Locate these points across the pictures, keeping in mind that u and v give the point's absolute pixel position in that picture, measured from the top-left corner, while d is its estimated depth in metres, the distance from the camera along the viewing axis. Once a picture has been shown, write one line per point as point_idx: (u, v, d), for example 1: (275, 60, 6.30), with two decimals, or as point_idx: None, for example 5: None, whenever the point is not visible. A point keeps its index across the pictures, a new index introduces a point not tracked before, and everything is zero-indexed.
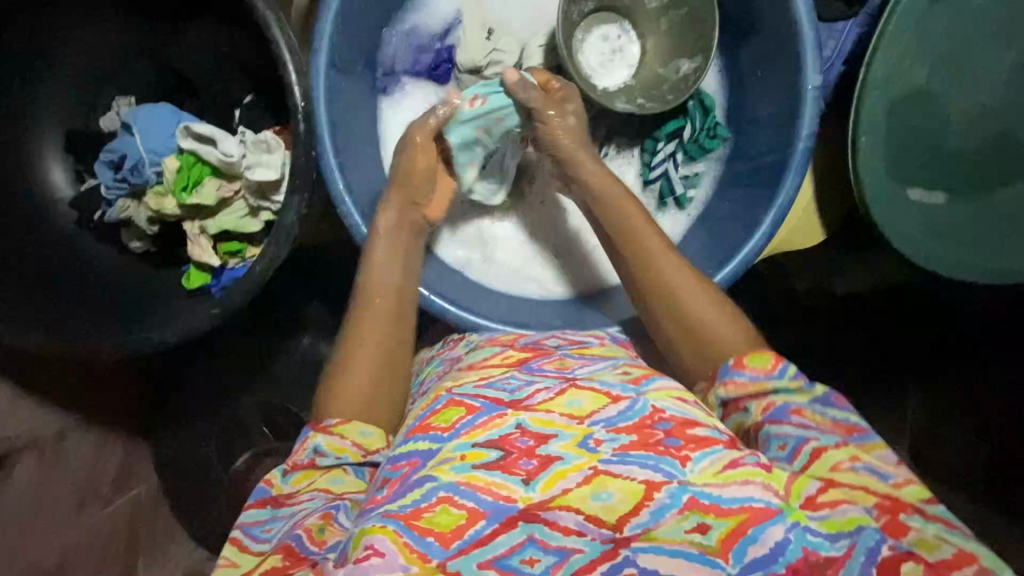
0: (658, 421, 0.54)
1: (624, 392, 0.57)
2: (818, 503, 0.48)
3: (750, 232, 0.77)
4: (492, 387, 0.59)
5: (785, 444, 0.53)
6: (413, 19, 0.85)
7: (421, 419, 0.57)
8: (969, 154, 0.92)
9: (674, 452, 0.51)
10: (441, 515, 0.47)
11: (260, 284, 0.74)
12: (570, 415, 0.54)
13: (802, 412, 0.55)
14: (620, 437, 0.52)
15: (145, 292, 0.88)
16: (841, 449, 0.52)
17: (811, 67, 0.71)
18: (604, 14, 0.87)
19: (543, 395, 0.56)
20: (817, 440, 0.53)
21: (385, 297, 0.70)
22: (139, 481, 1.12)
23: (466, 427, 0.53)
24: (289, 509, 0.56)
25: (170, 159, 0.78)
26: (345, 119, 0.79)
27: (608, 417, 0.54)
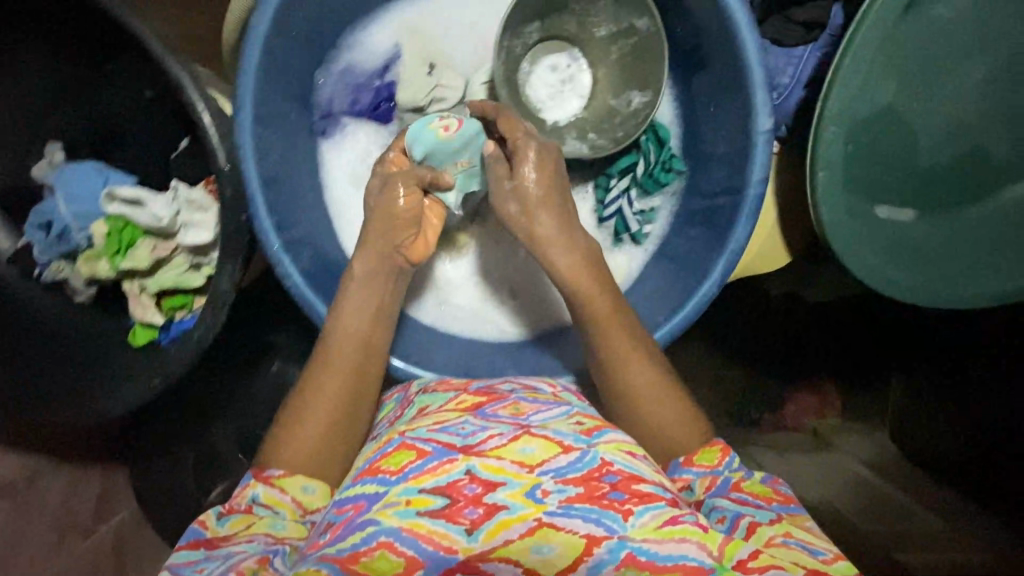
0: (606, 474, 0.53)
1: (575, 443, 0.55)
2: (748, 566, 0.51)
3: (703, 278, 0.75)
4: (445, 430, 0.57)
5: (724, 516, 0.57)
6: (348, 57, 0.80)
7: (371, 461, 0.56)
8: (939, 169, 0.90)
9: (618, 506, 0.51)
10: (380, 562, 0.48)
11: (203, 350, 0.72)
12: (520, 462, 0.53)
13: (740, 489, 0.60)
14: (568, 488, 0.52)
15: (94, 349, 0.86)
16: (774, 526, 0.55)
17: (762, 111, 0.69)
18: (550, 43, 0.83)
19: (496, 442, 0.55)
20: (752, 516, 0.56)
21: (351, 348, 0.67)
22: (122, 504, 1.11)
23: (415, 472, 0.52)
24: (222, 553, 0.55)
25: (98, 224, 0.75)
26: (280, 172, 0.75)
27: (558, 467, 0.53)
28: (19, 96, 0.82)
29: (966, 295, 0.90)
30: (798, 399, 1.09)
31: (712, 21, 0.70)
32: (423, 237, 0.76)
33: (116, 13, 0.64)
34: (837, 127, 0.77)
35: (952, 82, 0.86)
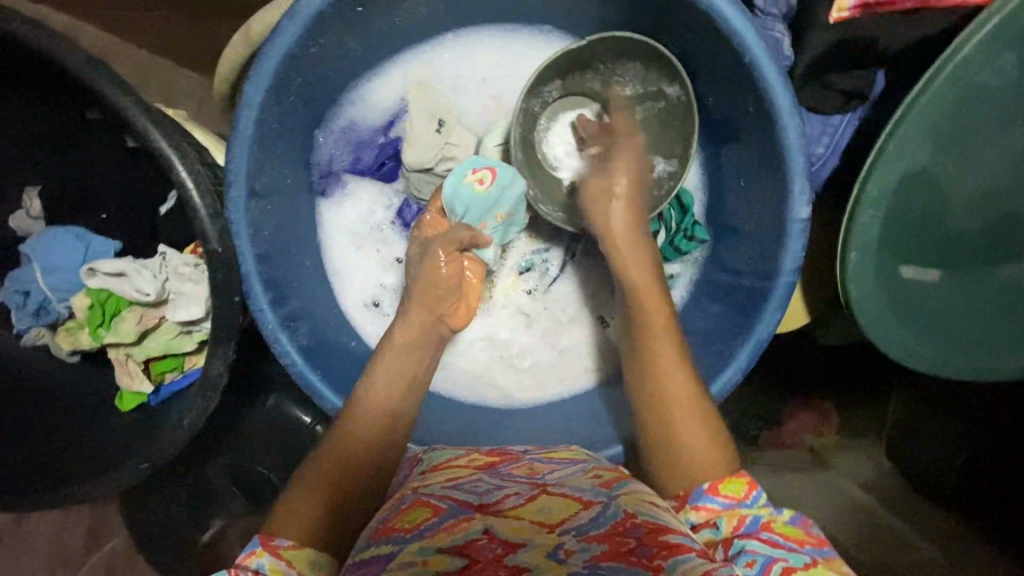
0: (630, 528, 0.54)
1: (594, 496, 0.58)
2: None
3: (725, 364, 0.70)
4: (460, 489, 0.59)
5: (754, 561, 0.52)
6: (350, 112, 0.74)
7: (385, 521, 0.56)
8: (971, 236, 0.85)
9: (646, 562, 0.50)
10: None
11: (191, 432, 0.68)
12: (540, 523, 0.54)
13: (772, 528, 0.54)
14: (592, 547, 0.51)
15: (77, 410, 0.81)
16: (810, 572, 0.50)
17: (799, 198, 0.63)
18: (569, 100, 0.76)
19: (513, 501, 0.57)
20: (785, 560, 0.52)
21: (377, 422, 0.64)
22: (113, 533, 1.11)
23: (432, 530, 0.53)
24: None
25: (79, 295, 0.70)
26: (276, 241, 0.69)
27: (580, 526, 0.54)
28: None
29: (990, 368, 0.87)
30: (797, 417, 1.06)
31: (749, 94, 0.64)
32: (464, 301, 0.76)
33: (91, 80, 0.57)
34: (873, 213, 0.72)
35: (999, 140, 0.79)
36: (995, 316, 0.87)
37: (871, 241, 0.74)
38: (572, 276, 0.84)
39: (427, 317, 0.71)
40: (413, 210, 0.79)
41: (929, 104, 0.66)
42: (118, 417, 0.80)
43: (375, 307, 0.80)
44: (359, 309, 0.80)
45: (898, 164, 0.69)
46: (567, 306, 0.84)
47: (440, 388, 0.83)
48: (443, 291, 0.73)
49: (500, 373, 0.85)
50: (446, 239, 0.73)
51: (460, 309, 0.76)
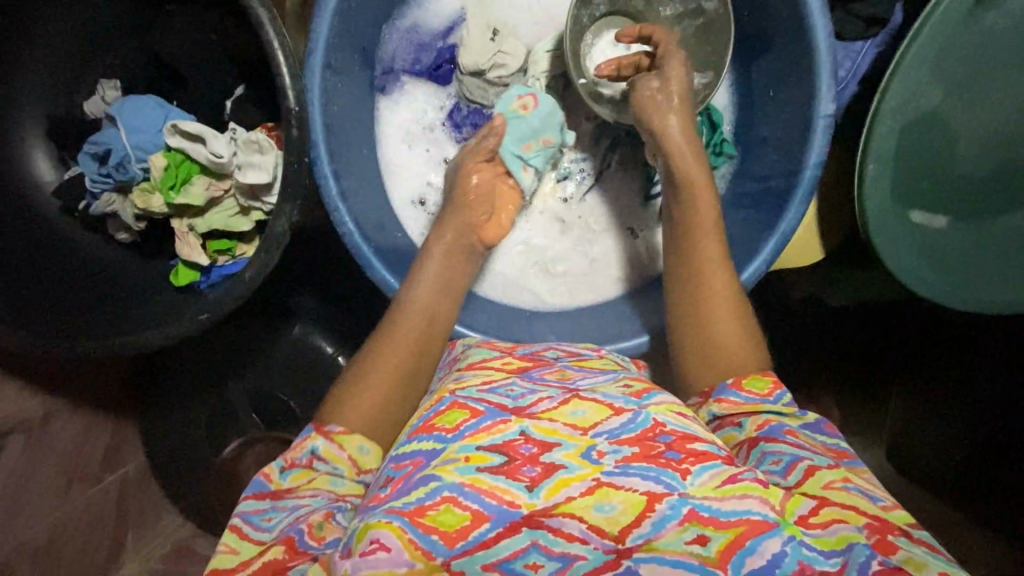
0: (659, 434, 0.55)
1: (626, 404, 0.59)
2: (810, 522, 0.51)
3: (751, 258, 0.75)
4: (494, 392, 0.61)
5: (780, 459, 0.57)
6: (414, 16, 0.81)
7: (425, 419, 0.59)
8: (976, 180, 0.92)
9: (675, 465, 0.52)
10: (445, 514, 0.49)
11: (249, 291, 0.73)
12: (573, 425, 0.56)
13: (795, 434, 0.59)
14: (622, 449, 0.54)
15: (132, 287, 0.86)
16: (832, 470, 0.55)
17: (825, 95, 0.70)
18: (615, 19, 0.83)
19: (546, 405, 0.58)
20: (810, 459, 0.56)
21: (416, 320, 0.68)
22: (129, 458, 1.10)
23: (471, 430, 0.55)
24: (288, 505, 0.55)
25: (158, 156, 0.75)
26: (341, 121, 0.75)
27: (610, 429, 0.56)
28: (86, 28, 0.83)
29: (994, 301, 0.92)
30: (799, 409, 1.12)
31: (781, 4, 0.71)
32: (496, 219, 0.79)
33: None
34: (892, 121, 0.79)
35: (1001, 88, 0.87)
36: (1000, 258, 0.94)
37: (889, 154, 0.80)
38: (605, 189, 0.90)
39: (461, 227, 0.76)
40: (463, 113, 0.85)
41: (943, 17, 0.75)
42: (170, 294, 0.84)
43: (421, 204, 0.85)
44: (407, 207, 0.86)
45: (906, 87, 0.77)
46: (602, 216, 0.90)
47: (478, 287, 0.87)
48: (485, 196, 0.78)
49: (534, 276, 0.89)
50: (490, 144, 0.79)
51: (492, 227, 0.79)
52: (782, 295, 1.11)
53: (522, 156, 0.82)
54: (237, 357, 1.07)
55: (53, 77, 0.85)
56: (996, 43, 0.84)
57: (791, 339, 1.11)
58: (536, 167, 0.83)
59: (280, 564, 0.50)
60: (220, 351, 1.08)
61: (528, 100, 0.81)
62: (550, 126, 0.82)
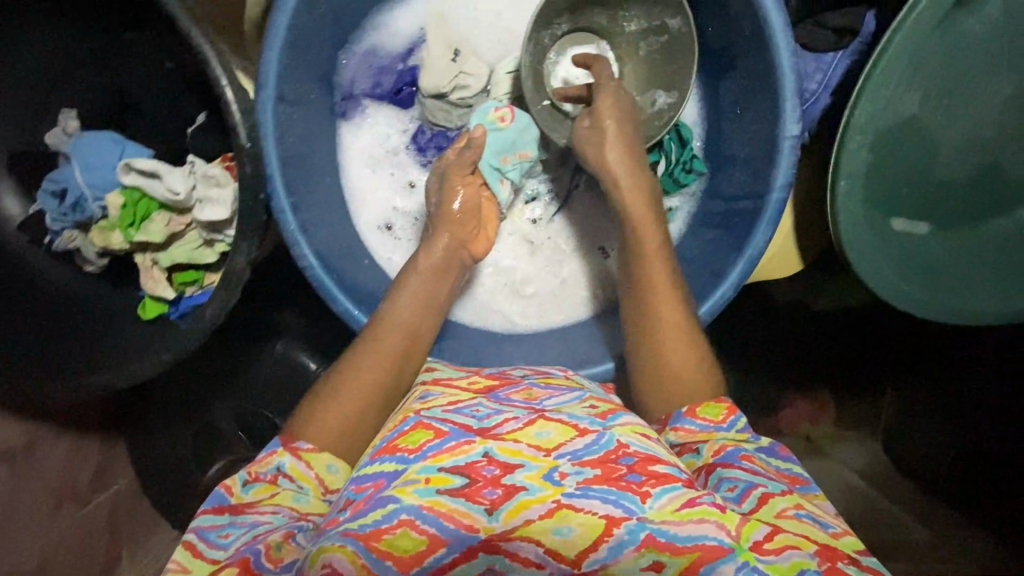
0: (622, 456, 0.55)
1: (591, 425, 0.58)
2: (764, 548, 0.50)
3: (718, 281, 0.74)
4: (460, 413, 0.59)
5: (735, 486, 0.56)
6: (373, 39, 0.79)
7: (388, 440, 0.57)
8: (956, 186, 0.90)
9: (636, 488, 0.52)
10: (402, 539, 0.49)
11: (213, 327, 0.72)
12: (537, 446, 0.55)
13: (752, 459, 0.59)
14: (585, 471, 0.53)
15: (103, 320, 0.85)
16: (786, 497, 0.55)
17: (790, 116, 0.68)
18: (577, 35, 0.80)
19: (512, 425, 0.57)
20: (765, 486, 0.56)
21: (397, 336, 0.68)
22: (118, 477, 1.11)
23: (433, 450, 0.54)
24: (247, 521, 0.55)
25: (113, 194, 0.74)
26: (299, 152, 0.74)
27: (574, 450, 0.55)
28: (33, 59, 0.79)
29: (977, 310, 0.90)
30: (794, 405, 1.10)
31: (745, 20, 0.69)
32: (483, 234, 0.78)
33: None
34: (864, 136, 0.76)
35: (979, 95, 0.84)
36: (976, 263, 0.93)
37: (860, 171, 0.78)
38: (574, 207, 0.88)
39: (452, 241, 0.74)
40: (428, 136, 0.84)
41: (914, 28, 0.71)
42: (138, 328, 0.83)
43: (388, 229, 0.85)
44: (374, 232, 0.85)
45: (878, 101, 0.74)
46: (568, 239, 0.88)
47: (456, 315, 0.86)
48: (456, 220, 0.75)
49: (512, 300, 0.88)
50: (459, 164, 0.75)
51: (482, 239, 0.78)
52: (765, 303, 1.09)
53: (500, 168, 0.80)
54: (219, 377, 1.08)
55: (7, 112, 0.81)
56: (971, 50, 0.81)
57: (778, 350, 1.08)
58: (513, 180, 0.81)
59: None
60: (202, 373, 1.08)
61: (503, 116, 0.78)
62: (527, 139, 0.79)
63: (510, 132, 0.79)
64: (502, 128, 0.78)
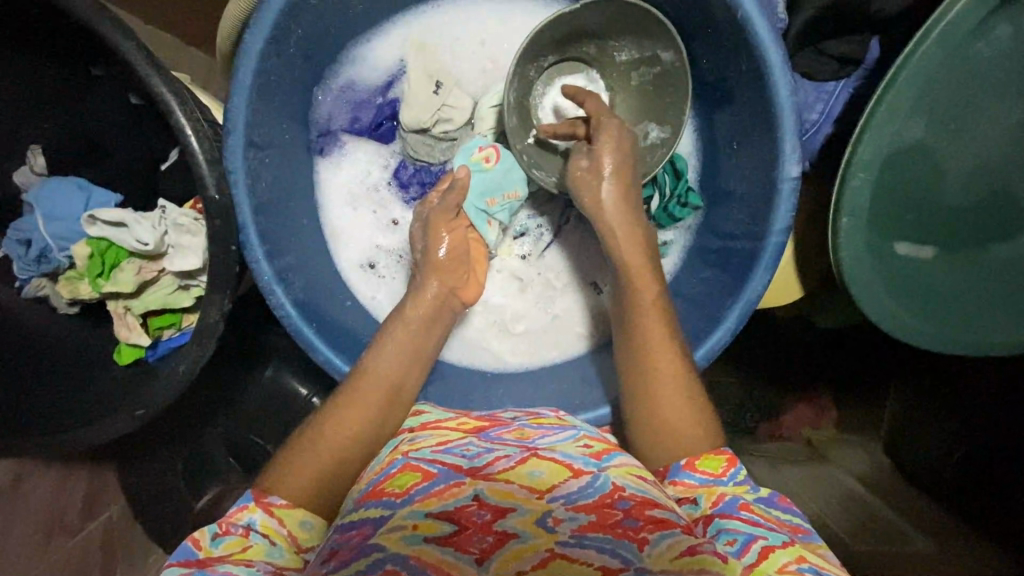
0: (618, 499, 0.53)
1: (584, 465, 0.57)
2: None
3: (714, 325, 0.71)
4: (449, 452, 0.59)
5: (734, 539, 0.53)
6: (349, 72, 0.75)
7: (375, 483, 0.56)
8: (964, 211, 0.85)
9: (632, 534, 0.50)
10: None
11: (189, 380, 0.69)
12: (530, 488, 0.55)
13: (751, 509, 0.56)
14: (579, 516, 0.52)
15: (79, 365, 0.83)
16: (787, 550, 0.52)
17: (789, 157, 0.64)
18: (566, 65, 0.77)
19: (504, 464, 0.57)
20: (765, 539, 0.53)
21: (378, 393, 0.64)
22: (109, 503, 1.10)
23: (422, 494, 0.53)
24: (216, 574, 0.52)
25: (79, 245, 0.71)
26: (274, 196, 0.71)
27: (568, 493, 0.54)
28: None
29: (986, 340, 0.87)
30: (796, 409, 1.08)
31: (742, 55, 0.65)
32: (473, 277, 0.76)
33: (96, 28, 0.59)
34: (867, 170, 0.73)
35: (989, 118, 0.80)
36: (988, 291, 0.89)
37: (863, 206, 0.74)
38: (566, 242, 0.85)
39: (443, 289, 0.71)
40: (410, 171, 0.81)
41: (922, 61, 0.67)
42: (115, 374, 0.80)
43: (371, 268, 0.81)
44: (356, 271, 0.81)
45: (882, 136, 0.70)
46: (561, 275, 0.85)
47: (446, 356, 0.83)
48: (445, 265, 0.73)
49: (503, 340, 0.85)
50: (444, 211, 0.73)
51: (471, 283, 0.76)
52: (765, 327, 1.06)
53: (487, 210, 0.77)
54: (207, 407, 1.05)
55: None
56: (982, 72, 0.77)
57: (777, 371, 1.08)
58: (501, 222, 0.79)
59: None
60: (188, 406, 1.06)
61: (490, 157, 0.76)
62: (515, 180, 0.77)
63: (496, 173, 0.76)
64: (488, 168, 0.76)
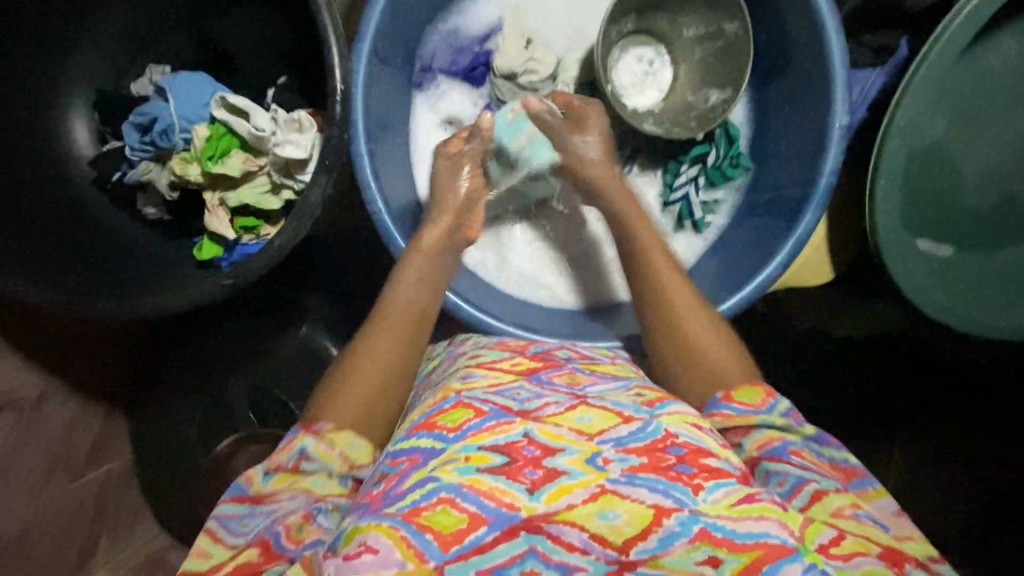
0: (670, 445, 0.54)
1: (636, 413, 0.57)
2: (831, 552, 0.49)
3: (766, 262, 0.80)
4: (501, 394, 0.59)
5: (785, 481, 0.56)
6: (456, 22, 0.88)
7: (427, 416, 0.57)
8: (993, 210, 0.91)
9: (686, 479, 0.51)
10: (441, 515, 0.47)
11: (276, 260, 0.74)
12: (579, 430, 0.54)
13: (801, 453, 0.58)
14: (630, 458, 0.52)
15: (157, 259, 0.87)
16: (841, 495, 0.54)
17: (839, 107, 0.75)
18: (639, 38, 0.90)
19: (553, 410, 0.57)
20: (817, 483, 0.55)
21: (407, 314, 0.68)
22: (115, 455, 1.07)
23: (474, 429, 0.53)
24: (268, 509, 0.54)
25: (200, 127, 0.80)
26: (379, 107, 0.80)
27: (618, 437, 0.54)
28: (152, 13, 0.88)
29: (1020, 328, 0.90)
30: None
31: (802, 24, 0.77)
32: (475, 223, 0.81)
33: None
34: (902, 138, 0.82)
35: (1014, 119, 0.88)
36: (1018, 286, 0.92)
37: (898, 171, 0.83)
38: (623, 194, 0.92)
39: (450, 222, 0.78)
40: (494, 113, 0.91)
41: (952, 39, 0.77)
42: (191, 269, 0.84)
43: None
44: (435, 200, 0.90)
45: (914, 108, 0.80)
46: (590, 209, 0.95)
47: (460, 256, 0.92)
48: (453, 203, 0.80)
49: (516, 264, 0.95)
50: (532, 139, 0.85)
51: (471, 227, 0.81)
52: (788, 329, 1.09)
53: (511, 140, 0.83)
54: (239, 353, 1.00)
55: (107, 57, 0.89)
56: (1003, 74, 0.87)
57: (812, 367, 1.08)
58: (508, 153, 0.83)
59: (253, 566, 0.50)
60: (226, 346, 1.01)
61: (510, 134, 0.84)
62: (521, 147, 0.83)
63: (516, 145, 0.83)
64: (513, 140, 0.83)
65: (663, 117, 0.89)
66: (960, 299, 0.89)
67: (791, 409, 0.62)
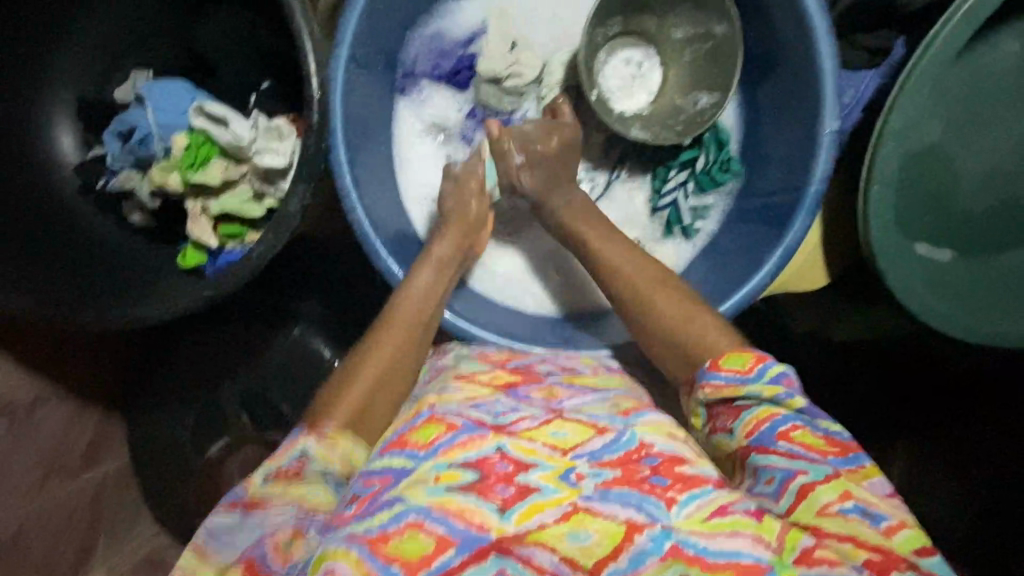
0: (645, 457, 0.53)
1: (611, 424, 0.56)
2: (812, 558, 0.45)
3: (755, 270, 0.78)
4: (477, 408, 0.58)
5: (772, 477, 0.52)
6: (439, 25, 0.87)
7: (399, 433, 0.56)
8: (992, 213, 0.88)
9: (660, 493, 0.49)
10: (409, 542, 0.45)
11: (255, 270, 0.73)
12: (553, 446, 0.53)
13: (789, 439, 0.53)
14: (604, 473, 0.51)
15: (142, 267, 0.86)
16: (830, 487, 0.49)
17: (830, 113, 0.74)
18: (628, 39, 0.88)
19: (528, 424, 0.55)
20: (806, 475, 0.51)
21: (412, 321, 0.70)
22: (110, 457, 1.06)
23: (445, 446, 0.52)
24: (259, 520, 0.50)
25: (180, 136, 0.80)
26: (358, 114, 0.79)
27: (592, 451, 0.53)
28: (134, 19, 0.87)
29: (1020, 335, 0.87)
30: None
31: (792, 26, 0.74)
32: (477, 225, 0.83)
33: None
34: (896, 141, 0.80)
35: (1014, 120, 0.85)
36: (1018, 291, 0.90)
37: (892, 174, 0.81)
38: (612, 200, 0.91)
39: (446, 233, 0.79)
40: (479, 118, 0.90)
41: (947, 41, 0.75)
42: (176, 277, 0.84)
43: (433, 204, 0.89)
44: (419, 204, 0.89)
45: (909, 111, 0.78)
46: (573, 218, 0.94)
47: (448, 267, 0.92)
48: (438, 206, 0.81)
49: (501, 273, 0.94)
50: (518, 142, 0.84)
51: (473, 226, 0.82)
52: (784, 333, 1.07)
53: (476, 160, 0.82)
54: (230, 356, 1.00)
55: (91, 64, 0.89)
56: (1003, 74, 0.84)
57: (807, 369, 1.07)
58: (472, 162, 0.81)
59: None
60: (216, 351, 1.01)
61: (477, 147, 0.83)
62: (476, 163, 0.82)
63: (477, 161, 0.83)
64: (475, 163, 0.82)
65: (650, 123, 0.87)
66: (958, 304, 0.87)
67: (783, 375, 0.56)
